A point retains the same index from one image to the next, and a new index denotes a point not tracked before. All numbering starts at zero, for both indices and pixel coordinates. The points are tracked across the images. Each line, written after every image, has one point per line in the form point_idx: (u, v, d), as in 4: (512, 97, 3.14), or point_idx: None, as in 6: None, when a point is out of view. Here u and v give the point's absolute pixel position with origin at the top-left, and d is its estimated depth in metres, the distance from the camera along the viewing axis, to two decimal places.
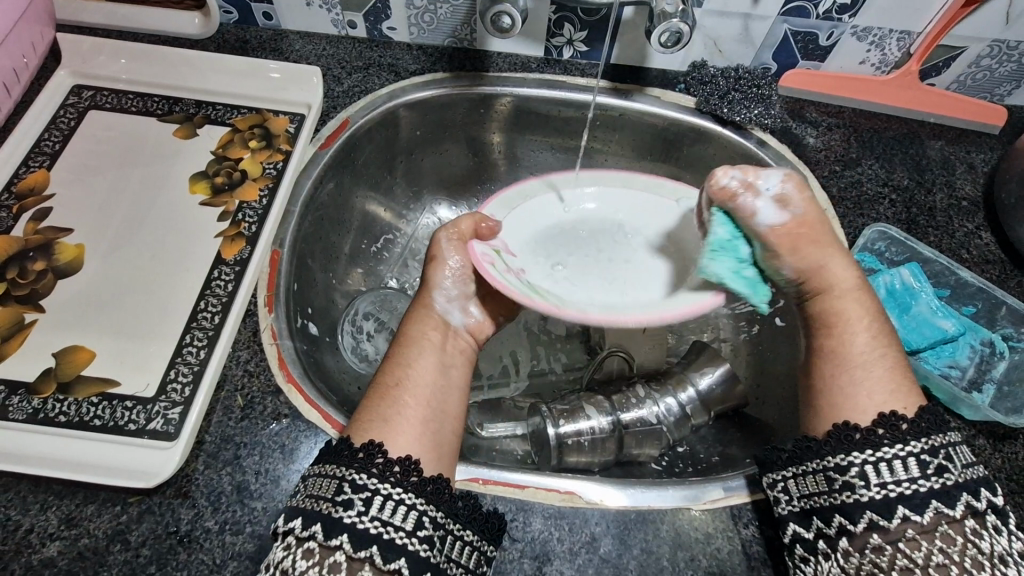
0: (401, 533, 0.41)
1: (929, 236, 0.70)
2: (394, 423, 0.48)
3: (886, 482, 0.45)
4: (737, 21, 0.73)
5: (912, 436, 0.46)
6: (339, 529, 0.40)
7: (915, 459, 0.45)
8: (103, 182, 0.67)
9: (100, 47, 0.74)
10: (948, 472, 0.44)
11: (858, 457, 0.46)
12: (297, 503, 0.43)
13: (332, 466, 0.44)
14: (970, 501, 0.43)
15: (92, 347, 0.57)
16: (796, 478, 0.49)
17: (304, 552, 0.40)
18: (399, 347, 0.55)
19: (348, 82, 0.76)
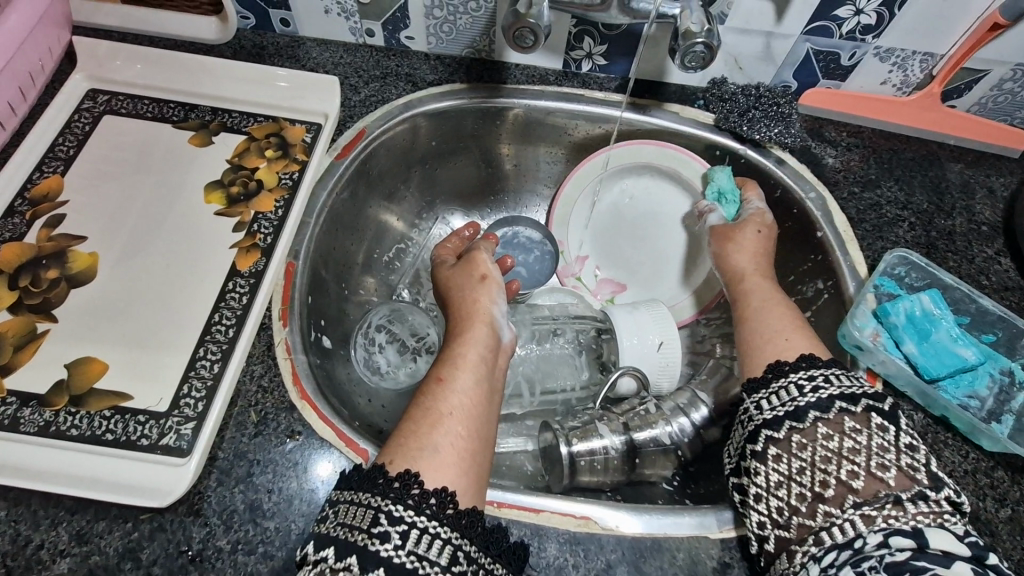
0: (435, 568, 0.41)
1: (948, 261, 0.70)
2: (427, 448, 0.46)
3: (774, 406, 0.50)
4: (759, 39, 0.72)
5: (794, 369, 0.51)
6: (375, 562, 0.40)
7: (795, 384, 0.50)
8: (118, 189, 0.66)
9: (116, 52, 0.73)
10: (823, 387, 0.49)
11: (755, 396, 0.52)
12: (327, 531, 0.43)
13: (364, 495, 0.43)
14: (844, 406, 0.47)
15: (104, 359, 0.56)
16: (732, 441, 0.54)
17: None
18: (439, 364, 0.54)
19: (364, 91, 0.75)
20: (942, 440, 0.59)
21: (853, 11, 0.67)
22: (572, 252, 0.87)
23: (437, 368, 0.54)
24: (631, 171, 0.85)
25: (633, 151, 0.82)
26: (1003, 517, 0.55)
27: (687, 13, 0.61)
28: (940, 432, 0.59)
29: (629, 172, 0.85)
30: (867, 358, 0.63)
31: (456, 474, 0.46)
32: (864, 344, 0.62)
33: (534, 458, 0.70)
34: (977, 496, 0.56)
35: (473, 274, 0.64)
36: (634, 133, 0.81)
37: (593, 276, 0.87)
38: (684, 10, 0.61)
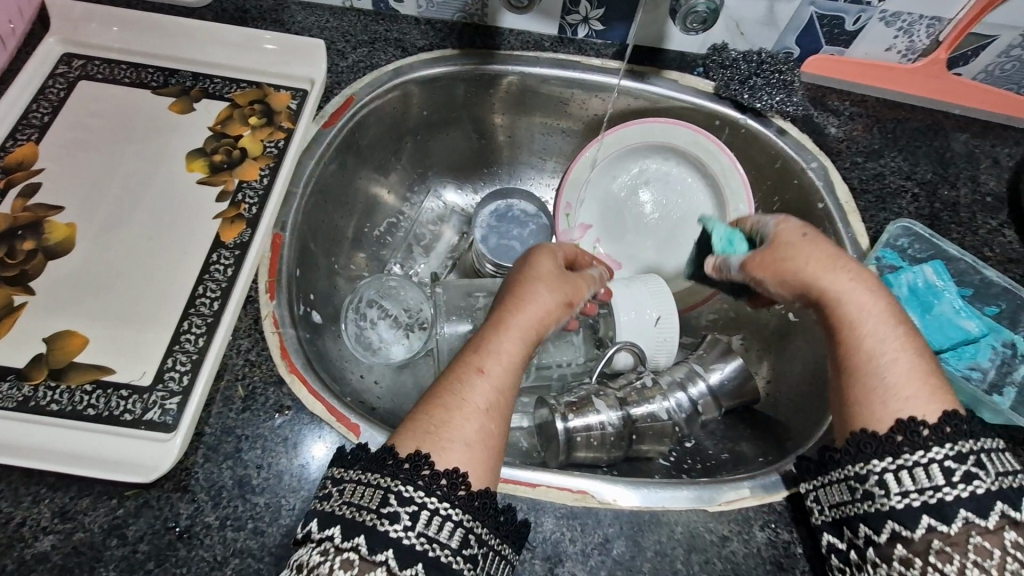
0: (446, 551, 0.39)
1: (951, 233, 0.68)
2: (450, 434, 0.44)
3: (906, 491, 0.42)
4: (762, 2, 0.69)
5: (936, 442, 0.42)
6: (383, 543, 0.39)
7: (940, 467, 0.41)
8: (96, 158, 0.64)
9: (90, 14, 0.70)
10: (977, 479, 0.40)
11: (877, 465, 0.43)
12: (334, 509, 0.41)
13: (374, 476, 0.42)
14: (1005, 511, 0.40)
15: (85, 333, 0.54)
16: (824, 487, 0.46)
17: (338, 561, 0.38)
18: (468, 351, 0.51)
19: (352, 57, 0.72)
20: None
21: None
22: (577, 218, 0.84)
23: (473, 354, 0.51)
24: (653, 151, 0.82)
25: (626, 133, 0.80)
26: None
27: None
28: None
29: (651, 151, 0.82)
30: None
31: (478, 462, 0.44)
32: None
33: (529, 433, 0.69)
34: None
35: (557, 287, 0.57)
36: (655, 108, 0.79)
37: (591, 247, 0.85)
38: None
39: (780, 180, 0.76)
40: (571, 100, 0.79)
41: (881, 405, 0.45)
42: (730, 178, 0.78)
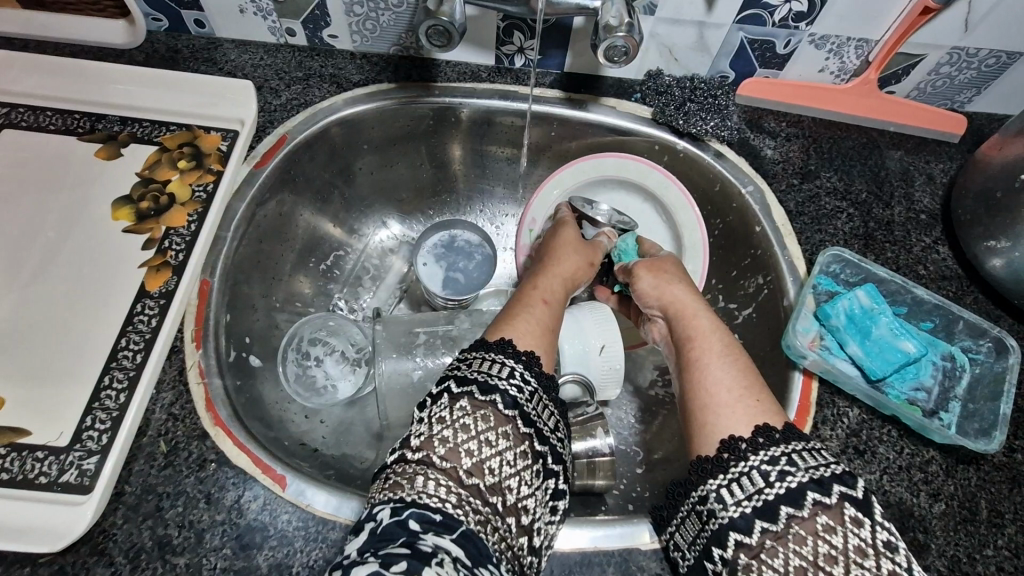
0: (547, 427, 0.47)
1: (885, 252, 0.69)
2: (526, 323, 0.54)
3: (740, 500, 0.43)
4: (692, 29, 0.70)
5: (752, 447, 0.44)
6: (511, 402, 0.45)
7: (759, 472, 0.43)
8: (20, 209, 0.63)
9: (16, 61, 0.69)
10: (791, 474, 0.42)
11: (713, 483, 0.45)
12: (467, 373, 0.47)
13: (494, 353, 0.48)
14: (818, 499, 0.41)
15: (0, 394, 0.53)
16: (680, 527, 0.47)
17: (456, 426, 0.43)
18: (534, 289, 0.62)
19: (286, 94, 0.72)
20: (877, 437, 0.58)
21: None
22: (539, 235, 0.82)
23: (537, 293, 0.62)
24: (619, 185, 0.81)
25: (578, 170, 0.80)
26: (936, 512, 0.54)
27: (606, 6, 0.58)
28: (875, 427, 0.58)
29: (615, 184, 0.81)
30: (816, 365, 0.60)
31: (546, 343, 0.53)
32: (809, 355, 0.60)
33: None
34: (911, 491, 0.55)
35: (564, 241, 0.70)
36: (606, 143, 0.80)
37: None
38: (604, 2, 0.58)
39: (719, 203, 0.77)
40: (512, 127, 0.79)
41: (714, 416, 0.48)
42: (691, 232, 0.76)
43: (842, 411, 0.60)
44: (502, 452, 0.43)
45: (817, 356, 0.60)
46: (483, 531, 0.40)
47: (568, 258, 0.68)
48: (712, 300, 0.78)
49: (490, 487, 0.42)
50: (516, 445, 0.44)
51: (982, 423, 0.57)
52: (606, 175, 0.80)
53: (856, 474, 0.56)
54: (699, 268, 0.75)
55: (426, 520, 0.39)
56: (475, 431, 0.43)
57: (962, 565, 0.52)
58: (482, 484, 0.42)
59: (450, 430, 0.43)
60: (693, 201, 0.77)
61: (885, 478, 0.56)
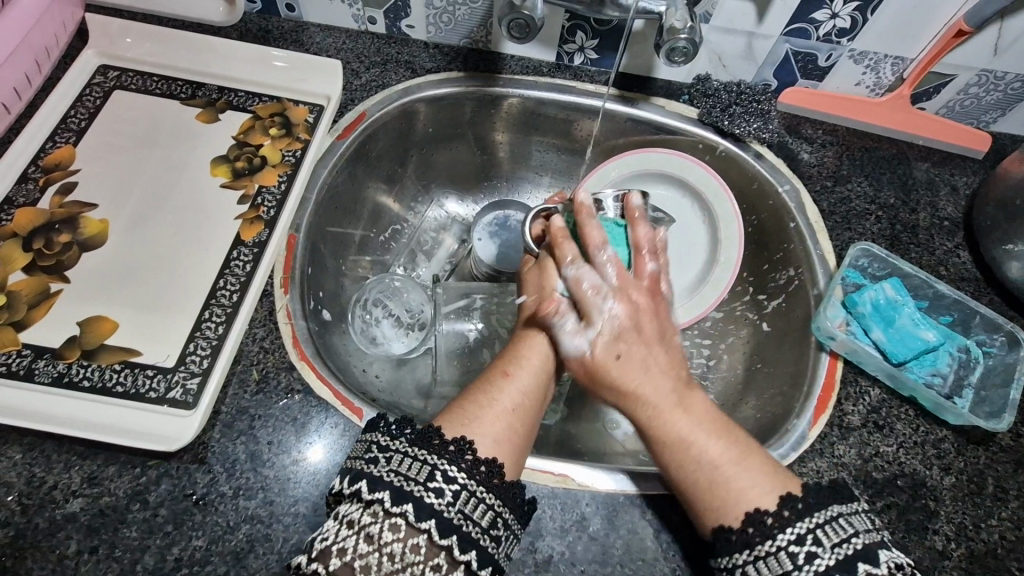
0: (476, 528, 0.45)
1: (910, 253, 0.74)
2: (477, 428, 0.51)
3: (800, 567, 0.45)
4: (742, 38, 0.76)
5: (810, 509, 0.47)
6: (428, 513, 0.44)
7: (818, 535, 0.45)
8: (128, 160, 0.69)
9: (127, 30, 0.76)
10: (849, 541, 0.45)
11: (760, 546, 0.46)
12: (381, 475, 0.45)
13: (422, 452, 0.46)
14: (871, 569, 0.44)
15: (114, 318, 0.59)
16: (726, 571, 0.48)
17: (363, 536, 0.44)
18: (504, 359, 0.59)
19: (365, 76, 0.79)
20: (895, 414, 0.63)
21: (829, 15, 0.72)
22: None
23: (504, 363, 0.59)
24: (660, 178, 0.87)
25: (622, 163, 0.86)
26: (946, 484, 0.60)
27: (671, 11, 0.65)
28: (893, 406, 0.64)
29: (656, 178, 0.87)
30: (842, 347, 0.66)
31: (504, 453, 0.50)
32: (837, 335, 0.66)
33: None
34: (924, 464, 0.61)
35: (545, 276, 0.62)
36: (650, 141, 0.87)
37: None
38: (670, 7, 0.65)
39: (756, 200, 0.82)
40: (566, 120, 0.85)
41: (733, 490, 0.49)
42: (728, 225, 0.82)
43: (864, 390, 0.65)
44: (407, 567, 0.43)
45: (845, 337, 0.65)
46: None
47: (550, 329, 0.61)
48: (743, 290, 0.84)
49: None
50: (428, 558, 0.43)
51: (993, 407, 0.63)
52: (648, 168, 0.86)
53: (875, 446, 0.62)
54: (733, 259, 0.81)
55: None
56: (379, 544, 0.43)
57: (968, 532, 0.57)
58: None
59: (355, 540, 0.43)
60: (731, 195, 0.82)
61: (901, 452, 0.61)
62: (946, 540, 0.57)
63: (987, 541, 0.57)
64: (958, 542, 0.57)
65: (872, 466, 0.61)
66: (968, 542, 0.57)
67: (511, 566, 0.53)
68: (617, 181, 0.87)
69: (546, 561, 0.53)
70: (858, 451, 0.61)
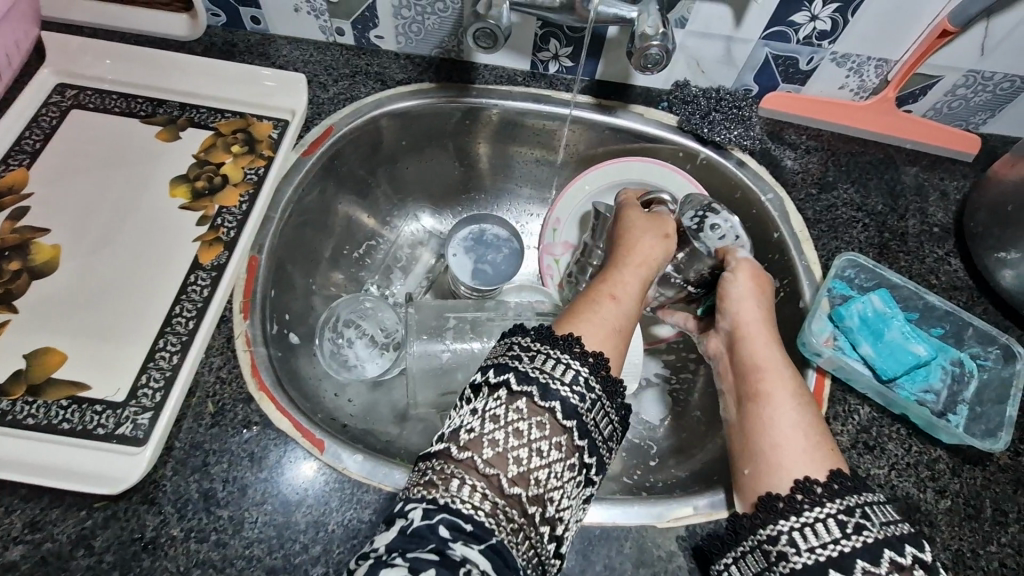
0: (600, 435, 0.47)
1: (899, 261, 0.72)
2: (602, 329, 0.51)
3: (812, 548, 0.44)
4: (720, 43, 0.74)
5: (829, 495, 0.46)
6: (556, 397, 0.45)
7: (835, 521, 0.44)
8: (83, 182, 0.67)
9: (85, 47, 0.74)
10: (867, 529, 0.44)
11: (784, 525, 0.46)
12: (526, 369, 0.46)
13: (556, 351, 0.47)
14: (894, 557, 0.42)
15: (63, 350, 0.56)
16: (739, 560, 0.47)
17: (505, 427, 0.44)
18: (606, 281, 0.57)
19: (333, 89, 0.76)
20: (887, 434, 0.61)
21: (809, 17, 0.70)
22: (562, 234, 0.85)
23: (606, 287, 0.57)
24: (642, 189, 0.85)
25: (604, 173, 0.84)
26: (942, 508, 0.57)
27: (643, 17, 0.62)
28: (884, 425, 0.61)
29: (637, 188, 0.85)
30: (831, 365, 0.63)
31: (608, 346, 0.51)
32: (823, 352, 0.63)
33: None
34: (918, 487, 0.58)
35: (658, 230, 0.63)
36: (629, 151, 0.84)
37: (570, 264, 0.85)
38: (642, 14, 0.62)
39: (741, 210, 0.80)
40: (543, 130, 0.83)
41: (779, 457, 0.49)
42: None
43: (853, 408, 0.62)
44: (552, 464, 0.44)
45: (831, 353, 0.62)
46: (514, 540, 0.41)
47: (626, 280, 0.58)
48: None
49: (525, 486, 0.43)
50: (565, 456, 0.45)
51: (988, 425, 0.60)
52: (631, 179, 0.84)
53: (866, 468, 0.59)
54: None
55: (456, 527, 0.40)
56: (530, 440, 0.44)
57: (965, 559, 0.55)
58: (524, 495, 0.42)
59: (502, 434, 0.44)
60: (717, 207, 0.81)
61: (894, 474, 0.58)
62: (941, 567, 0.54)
63: (985, 567, 0.54)
64: (954, 569, 0.54)
65: None
66: (964, 569, 0.54)
67: None
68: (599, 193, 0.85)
69: None
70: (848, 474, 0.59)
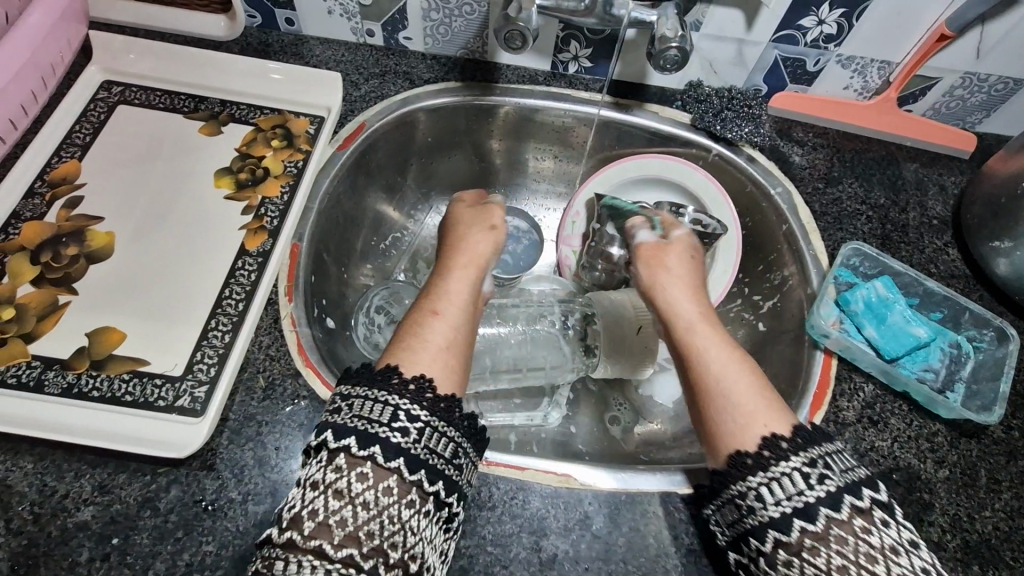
0: (441, 460, 0.47)
1: (901, 251, 0.76)
2: (420, 352, 0.53)
3: (779, 500, 0.47)
4: (732, 45, 0.78)
5: (791, 450, 0.48)
6: (394, 451, 0.45)
7: (799, 474, 0.47)
8: (132, 173, 0.70)
9: (129, 46, 0.77)
10: (828, 478, 0.46)
11: (753, 480, 0.48)
12: (341, 423, 0.47)
13: (380, 392, 0.48)
14: (854, 501, 0.45)
15: (122, 328, 0.60)
16: (719, 509, 0.51)
17: (328, 493, 0.44)
18: (428, 299, 0.60)
19: (365, 87, 0.81)
20: (890, 410, 0.65)
21: (816, 21, 0.74)
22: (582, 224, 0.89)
23: (429, 303, 0.59)
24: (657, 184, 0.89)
25: (623, 168, 0.88)
26: (941, 477, 0.61)
27: (662, 21, 0.67)
28: (888, 402, 0.65)
29: (653, 183, 0.89)
30: (835, 345, 0.67)
31: (440, 367, 0.52)
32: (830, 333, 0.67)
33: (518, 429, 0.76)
34: (919, 458, 0.62)
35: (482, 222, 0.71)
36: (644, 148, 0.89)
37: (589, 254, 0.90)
38: (660, 18, 0.67)
39: (751, 203, 0.84)
40: (561, 128, 0.87)
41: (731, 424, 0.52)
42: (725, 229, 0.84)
43: (859, 387, 0.66)
44: (385, 510, 0.44)
45: (838, 335, 0.67)
46: None
47: (456, 284, 0.62)
48: (738, 291, 0.86)
49: (356, 544, 0.42)
50: (399, 498, 0.44)
51: (983, 401, 0.64)
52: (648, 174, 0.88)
53: (871, 441, 0.63)
54: (729, 264, 0.83)
55: None
56: (349, 497, 0.43)
57: (963, 523, 0.59)
58: (358, 553, 0.42)
59: (323, 498, 0.44)
60: (729, 200, 0.84)
61: (897, 447, 0.63)
62: (941, 531, 0.58)
63: (982, 531, 0.59)
64: (953, 533, 0.58)
65: (868, 461, 0.62)
66: (962, 533, 0.58)
67: (516, 565, 0.54)
68: (618, 187, 0.89)
69: (550, 560, 0.54)
70: (855, 446, 0.63)
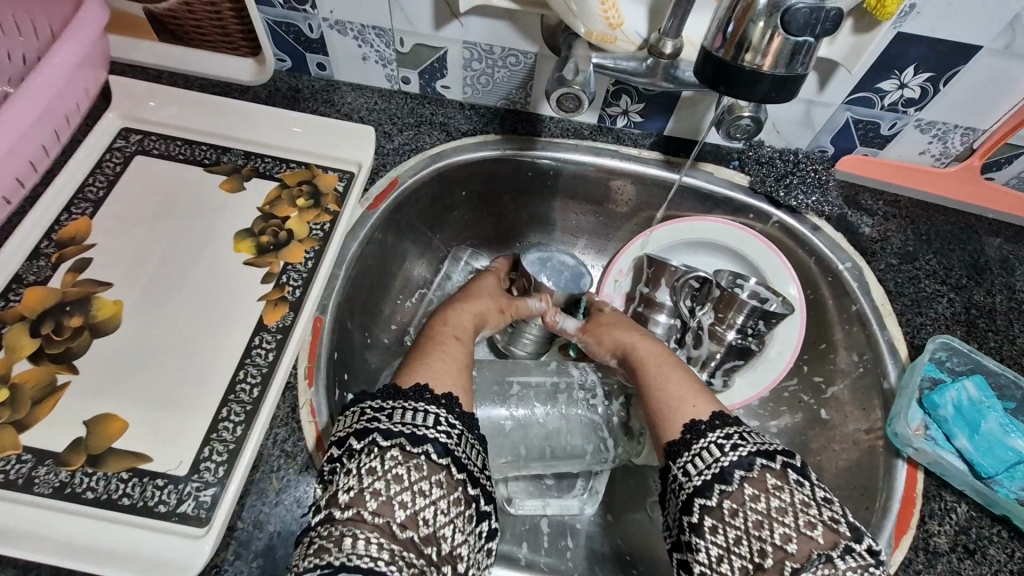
0: (479, 467, 0.51)
1: (989, 341, 0.68)
2: (440, 368, 0.58)
3: (701, 471, 0.50)
4: (800, 106, 0.71)
5: (710, 429, 0.53)
6: (443, 447, 0.49)
7: (715, 445, 0.51)
8: (146, 232, 0.65)
9: (152, 92, 0.73)
10: (743, 445, 0.50)
11: (681, 460, 0.52)
12: (389, 427, 0.49)
13: (420, 402, 0.52)
14: (765, 463, 0.49)
15: (125, 417, 0.54)
16: (665, 501, 0.53)
17: (388, 477, 0.47)
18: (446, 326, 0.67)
19: (398, 139, 0.75)
20: (987, 536, 0.56)
21: (897, 84, 0.67)
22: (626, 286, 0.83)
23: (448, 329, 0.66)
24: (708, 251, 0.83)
25: (677, 229, 0.82)
26: None
27: None
28: (984, 526, 0.57)
29: (705, 248, 0.83)
30: (920, 455, 0.59)
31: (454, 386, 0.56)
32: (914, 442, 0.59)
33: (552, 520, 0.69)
34: None
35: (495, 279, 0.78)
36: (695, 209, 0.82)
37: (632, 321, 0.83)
38: None
39: (815, 277, 0.77)
40: (606, 185, 0.80)
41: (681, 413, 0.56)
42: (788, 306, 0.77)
43: (950, 506, 0.58)
44: (436, 501, 0.47)
45: (925, 446, 0.59)
46: None
47: (464, 317, 0.69)
48: (796, 370, 0.78)
49: (414, 527, 0.46)
50: (449, 493, 0.48)
51: None
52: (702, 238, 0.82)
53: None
54: (792, 340, 0.76)
55: None
56: (408, 483, 0.47)
57: None
58: (415, 536, 0.45)
59: (378, 482, 0.46)
60: (793, 274, 0.78)
61: None
62: None
63: None
64: None
65: None
66: None
67: None
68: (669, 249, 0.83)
69: None
70: None
